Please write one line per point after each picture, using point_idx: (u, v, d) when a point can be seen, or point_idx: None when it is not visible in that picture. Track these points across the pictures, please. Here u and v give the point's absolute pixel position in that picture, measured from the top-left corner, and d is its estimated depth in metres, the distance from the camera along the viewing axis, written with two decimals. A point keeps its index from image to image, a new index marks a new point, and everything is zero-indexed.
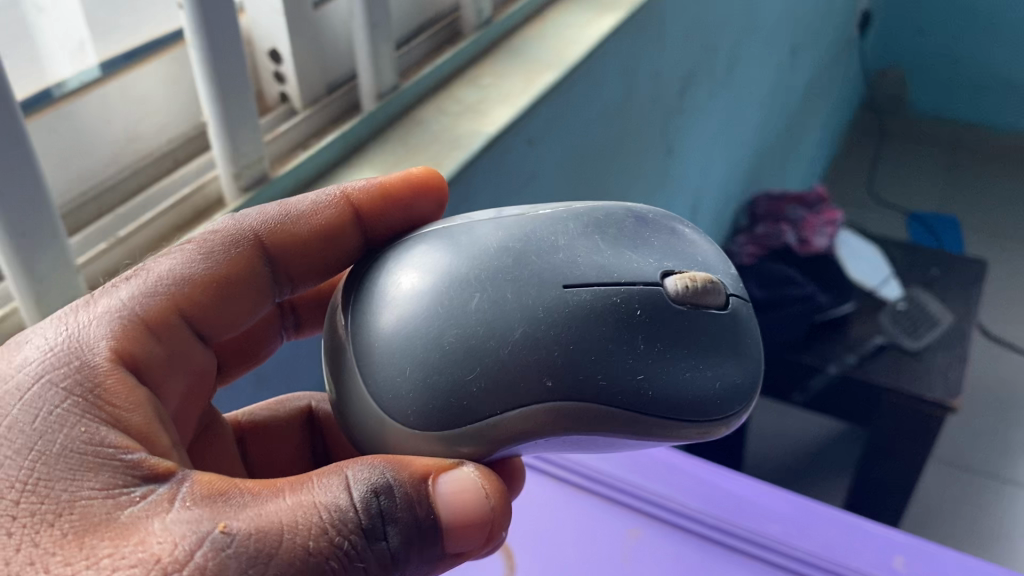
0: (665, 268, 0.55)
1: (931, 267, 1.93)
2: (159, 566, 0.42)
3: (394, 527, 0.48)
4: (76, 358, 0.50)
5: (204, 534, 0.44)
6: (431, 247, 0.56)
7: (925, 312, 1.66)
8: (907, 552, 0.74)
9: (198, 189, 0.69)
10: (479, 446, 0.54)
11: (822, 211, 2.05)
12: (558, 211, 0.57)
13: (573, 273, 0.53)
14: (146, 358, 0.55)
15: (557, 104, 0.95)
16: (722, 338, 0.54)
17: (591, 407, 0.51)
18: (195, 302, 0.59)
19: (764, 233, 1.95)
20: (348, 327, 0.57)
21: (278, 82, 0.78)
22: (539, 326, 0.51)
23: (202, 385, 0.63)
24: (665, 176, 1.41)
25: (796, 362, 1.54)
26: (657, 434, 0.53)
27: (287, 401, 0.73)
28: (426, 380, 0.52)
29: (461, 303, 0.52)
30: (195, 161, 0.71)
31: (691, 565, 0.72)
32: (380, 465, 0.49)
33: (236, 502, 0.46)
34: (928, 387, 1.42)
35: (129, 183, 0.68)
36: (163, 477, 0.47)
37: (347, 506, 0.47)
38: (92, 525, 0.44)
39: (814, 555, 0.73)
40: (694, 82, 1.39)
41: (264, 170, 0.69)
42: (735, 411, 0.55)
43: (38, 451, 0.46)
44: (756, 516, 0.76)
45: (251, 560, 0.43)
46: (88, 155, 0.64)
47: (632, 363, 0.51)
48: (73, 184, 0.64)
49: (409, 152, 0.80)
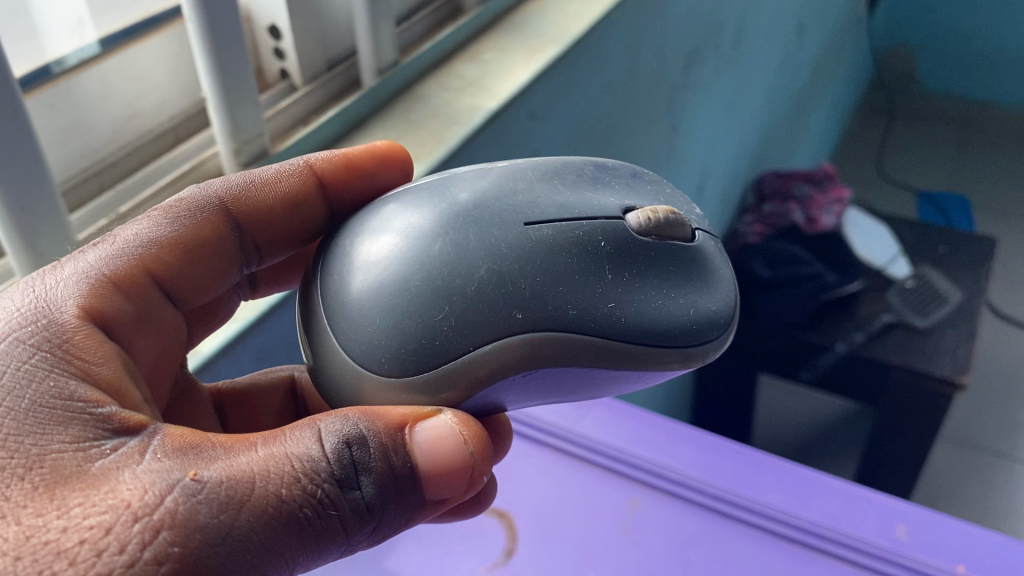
0: (627, 205, 0.55)
1: (938, 244, 1.93)
2: (128, 512, 0.41)
3: (367, 476, 0.47)
4: (44, 316, 0.49)
5: (173, 481, 0.42)
6: (395, 207, 0.55)
7: (935, 292, 1.66)
8: (908, 520, 0.71)
9: (198, 165, 0.69)
10: (456, 391, 0.51)
11: (830, 186, 2.02)
12: (516, 164, 0.57)
13: (533, 211, 0.52)
14: (115, 317, 0.54)
15: (563, 78, 0.94)
16: (690, 268, 0.55)
17: (564, 342, 0.50)
18: (166, 264, 0.58)
19: (771, 211, 1.90)
20: (318, 287, 0.55)
21: (278, 57, 0.77)
22: (504, 261, 0.50)
23: (175, 352, 0.61)
24: (673, 153, 1.39)
25: (806, 341, 1.54)
26: (638, 368, 0.52)
27: (271, 370, 0.71)
28: (396, 325, 0.50)
29: (425, 249, 0.51)
30: (196, 139, 0.71)
31: (693, 536, 0.70)
32: (351, 417, 0.47)
33: (208, 454, 0.44)
34: (937, 364, 1.44)
35: (130, 162, 0.67)
36: (135, 430, 0.46)
37: (319, 456, 0.45)
38: (62, 478, 0.42)
39: (816, 525, 0.71)
40: (702, 58, 1.38)
41: (264, 146, 0.69)
42: (713, 338, 0.55)
43: (6, 406, 0.45)
44: (756, 486, 0.74)
45: (224, 510, 0.42)
46: (89, 131, 0.63)
47: (602, 292, 0.51)
48: (75, 161, 0.63)
49: (411, 127, 0.79)
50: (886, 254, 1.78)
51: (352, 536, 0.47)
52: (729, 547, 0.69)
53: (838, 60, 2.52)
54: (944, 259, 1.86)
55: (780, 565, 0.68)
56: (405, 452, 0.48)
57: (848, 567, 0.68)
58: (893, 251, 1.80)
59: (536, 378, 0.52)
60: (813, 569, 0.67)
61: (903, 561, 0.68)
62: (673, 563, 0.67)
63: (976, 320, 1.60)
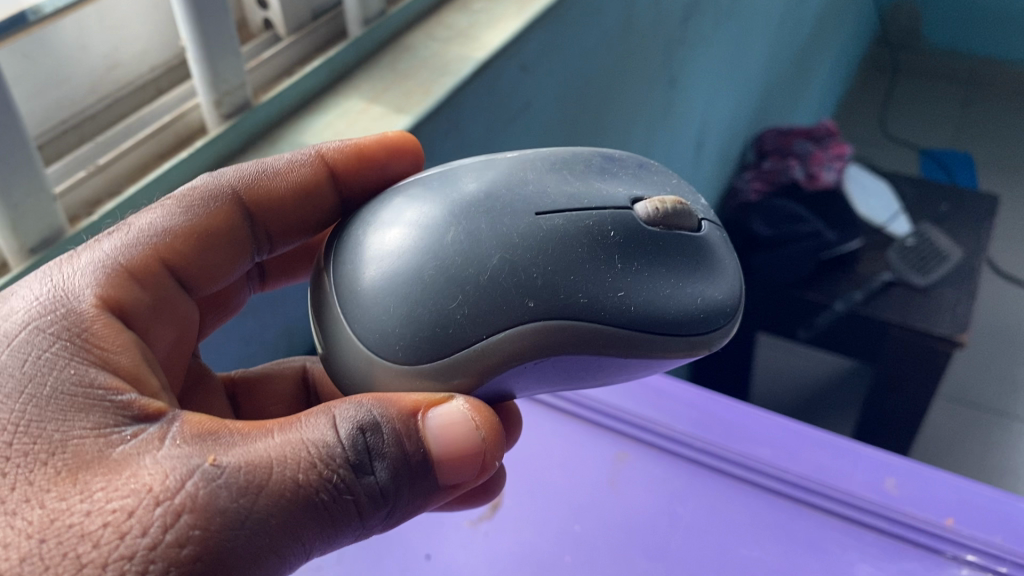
0: (635, 195, 0.56)
1: (941, 201, 1.93)
2: (151, 496, 0.42)
3: (382, 462, 0.48)
4: (62, 305, 0.50)
5: (193, 467, 0.43)
6: (405, 198, 0.56)
7: (933, 248, 1.68)
8: (898, 474, 0.72)
9: (179, 117, 0.68)
10: (469, 377, 0.52)
11: (829, 142, 2.06)
12: (524, 153, 0.58)
13: (543, 202, 0.53)
14: (132, 306, 0.55)
15: (554, 29, 0.94)
16: (698, 258, 0.55)
17: (579, 331, 0.51)
18: (178, 251, 0.59)
19: (770, 169, 1.96)
20: (331, 275, 0.56)
21: (262, 6, 0.76)
22: (516, 250, 0.51)
23: (188, 336, 0.63)
24: (669, 106, 1.41)
25: (804, 299, 1.59)
26: (646, 355, 0.53)
27: (283, 361, 0.72)
28: (410, 313, 0.51)
29: (438, 237, 0.52)
30: (176, 91, 0.70)
31: (679, 488, 0.71)
32: (363, 405, 0.48)
33: (225, 441, 0.45)
34: (936, 322, 1.47)
35: (109, 113, 0.67)
36: (154, 417, 0.47)
37: (334, 442, 0.46)
38: (84, 462, 0.44)
39: (804, 478, 0.71)
40: (698, 13, 1.36)
41: (246, 96, 0.69)
42: (720, 326, 0.56)
43: (28, 394, 0.46)
44: (745, 440, 0.75)
45: (250, 492, 0.43)
46: (66, 83, 0.63)
47: (612, 281, 0.52)
48: (52, 112, 0.62)
49: (397, 77, 0.80)
50: (887, 212, 1.83)
51: (367, 521, 0.48)
52: (713, 497, 0.70)
53: (841, 18, 2.49)
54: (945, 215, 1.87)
55: (767, 517, 0.68)
56: (417, 441, 0.49)
57: (836, 521, 0.69)
58: (894, 206, 1.86)
59: (545, 364, 0.53)
60: (804, 523, 0.68)
61: (893, 515, 0.69)
62: (658, 515, 0.68)
63: (976, 275, 1.61)
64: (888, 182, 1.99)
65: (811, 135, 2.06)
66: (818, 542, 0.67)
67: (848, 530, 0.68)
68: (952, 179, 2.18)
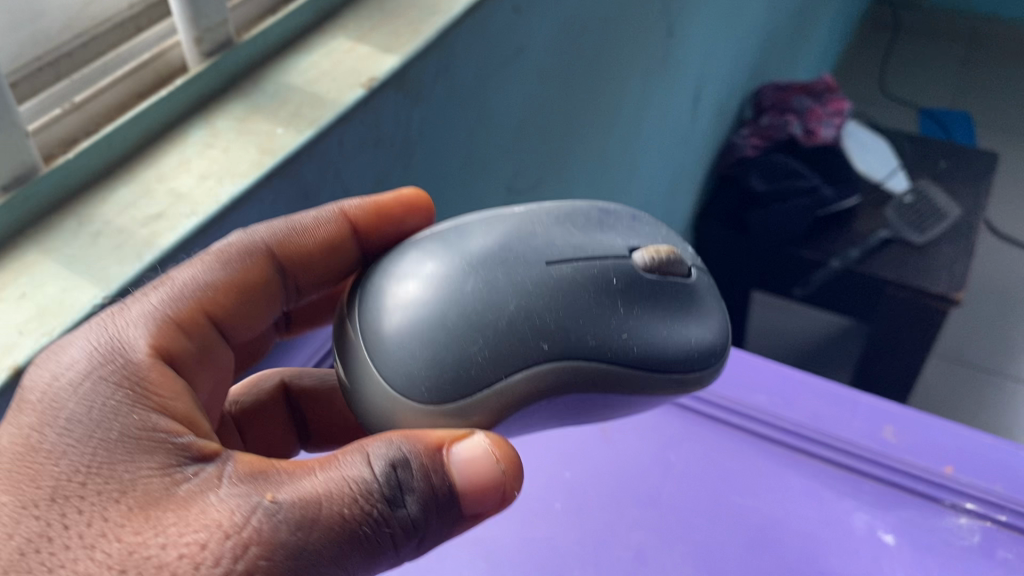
0: (631, 244, 0.57)
1: (940, 157, 1.94)
2: (221, 531, 0.41)
3: (411, 498, 0.45)
4: (118, 357, 0.47)
5: (254, 505, 0.42)
6: (420, 253, 0.56)
7: (931, 205, 1.70)
8: (896, 421, 0.72)
9: (161, 54, 0.58)
10: (484, 413, 0.53)
11: (828, 99, 1.97)
12: (531, 207, 0.58)
13: (551, 252, 0.54)
14: (181, 356, 0.52)
15: None
16: (687, 302, 0.57)
17: (582, 368, 0.53)
18: (239, 304, 0.58)
19: (769, 125, 1.88)
20: (354, 327, 0.55)
21: None
22: (531, 298, 0.52)
23: (220, 387, 0.61)
24: (665, 59, 1.29)
25: (799, 256, 1.61)
26: (642, 389, 0.56)
27: (261, 379, 0.69)
28: (435, 358, 0.51)
29: (458, 286, 0.52)
30: (160, 28, 0.59)
31: (669, 436, 0.70)
32: (392, 441, 0.46)
33: (276, 478, 0.44)
34: (932, 279, 1.48)
35: (88, 52, 0.56)
36: (213, 457, 0.45)
37: (369, 480, 0.44)
38: (153, 499, 0.42)
39: (800, 425, 0.71)
40: None
41: (230, 34, 0.59)
42: (708, 368, 0.57)
43: (97, 439, 0.43)
44: (741, 388, 0.74)
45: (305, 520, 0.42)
46: (42, 16, 0.53)
47: (616, 325, 0.54)
48: (26, 47, 0.52)
49: (387, 15, 0.69)
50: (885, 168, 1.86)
51: (401, 550, 0.46)
52: (710, 443, 0.69)
53: None
54: (945, 172, 1.88)
55: (760, 463, 0.68)
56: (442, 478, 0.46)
57: (836, 470, 0.68)
58: (892, 163, 1.88)
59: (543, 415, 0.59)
60: (796, 468, 0.68)
61: (891, 463, 0.69)
62: (653, 464, 0.67)
63: (976, 234, 1.62)
64: (887, 142, 1.98)
65: (811, 91, 1.98)
66: (815, 490, 0.66)
67: (846, 478, 0.68)
68: (949, 137, 2.49)
